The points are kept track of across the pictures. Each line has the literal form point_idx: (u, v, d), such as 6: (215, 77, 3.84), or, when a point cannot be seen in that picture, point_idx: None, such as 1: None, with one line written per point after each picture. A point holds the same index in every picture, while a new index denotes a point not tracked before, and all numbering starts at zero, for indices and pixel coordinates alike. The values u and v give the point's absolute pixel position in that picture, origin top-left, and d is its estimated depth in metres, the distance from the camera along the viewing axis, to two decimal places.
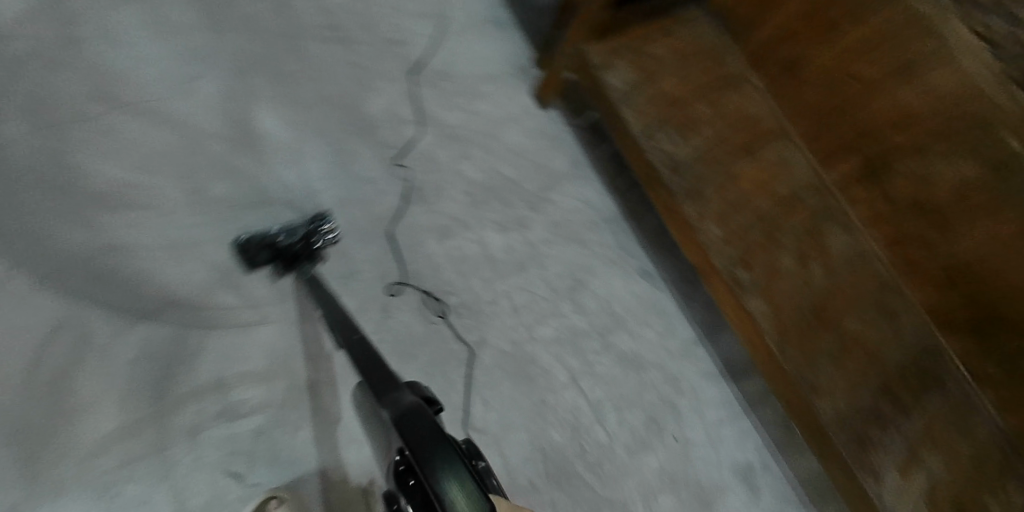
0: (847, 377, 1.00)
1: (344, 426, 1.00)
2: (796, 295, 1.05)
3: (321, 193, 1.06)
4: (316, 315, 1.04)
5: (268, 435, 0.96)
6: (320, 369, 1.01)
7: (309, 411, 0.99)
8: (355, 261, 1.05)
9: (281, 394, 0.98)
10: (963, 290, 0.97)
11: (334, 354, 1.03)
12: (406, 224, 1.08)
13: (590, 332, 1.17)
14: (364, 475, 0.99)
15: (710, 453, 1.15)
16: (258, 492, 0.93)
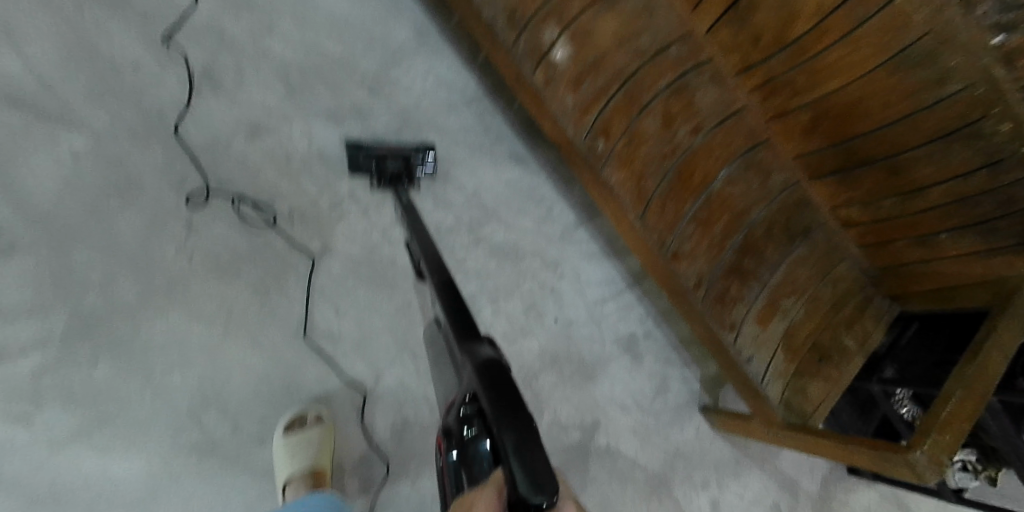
0: (710, 239, 0.99)
1: (160, 359, 0.88)
2: (658, 160, 0.98)
3: (65, 87, 0.86)
4: (114, 238, 0.87)
5: (54, 371, 0.83)
6: (119, 295, 0.87)
7: (107, 342, 0.86)
8: (136, 171, 0.89)
9: (62, 330, 0.84)
10: (830, 131, 0.97)
11: (124, 280, 0.87)
12: (195, 123, 0.92)
13: (457, 228, 1.06)
14: (191, 403, 0.88)
15: (592, 330, 1.14)
16: (55, 434, 0.82)
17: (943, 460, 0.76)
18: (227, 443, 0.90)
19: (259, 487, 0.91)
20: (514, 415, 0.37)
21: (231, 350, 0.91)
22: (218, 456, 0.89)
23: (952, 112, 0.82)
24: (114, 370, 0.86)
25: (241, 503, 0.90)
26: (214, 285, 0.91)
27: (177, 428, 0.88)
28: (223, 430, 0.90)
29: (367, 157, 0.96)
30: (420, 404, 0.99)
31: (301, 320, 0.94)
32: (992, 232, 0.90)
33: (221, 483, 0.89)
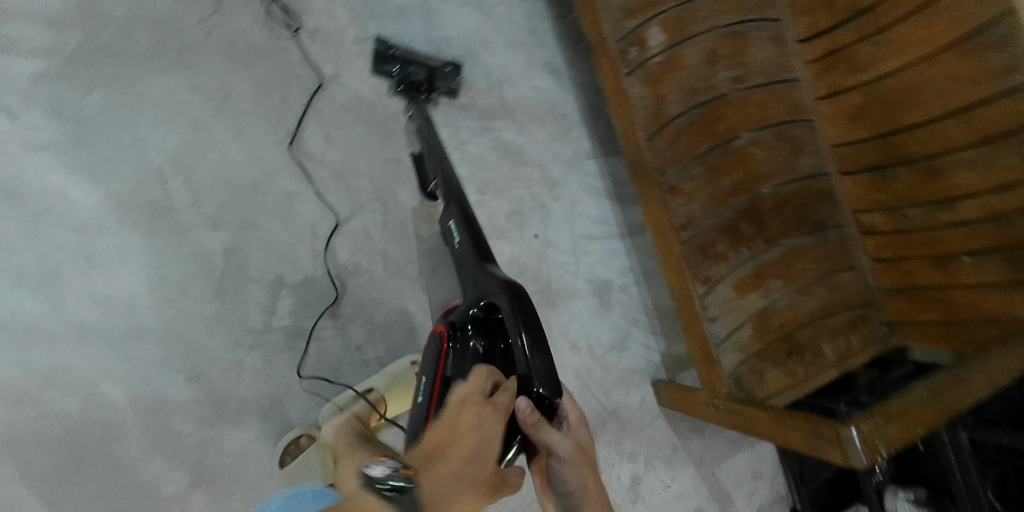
0: (715, 190, 0.94)
1: (149, 110, 0.83)
2: (688, 92, 0.94)
3: None
4: None
5: (50, 81, 0.80)
6: (129, 38, 0.83)
7: (107, 76, 0.82)
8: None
9: (69, 45, 0.81)
10: (876, 120, 0.92)
11: (139, 25, 0.83)
12: None
13: (469, 110, 1.04)
14: (162, 162, 0.83)
15: (568, 259, 1.10)
16: (30, 138, 0.79)
17: (878, 448, 0.66)
18: (182, 214, 0.83)
19: (191, 271, 0.83)
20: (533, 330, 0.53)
21: (214, 132, 0.85)
22: (168, 222, 0.82)
23: (1012, 112, 0.74)
24: (103, 103, 0.81)
25: (175, 276, 0.83)
26: (219, 65, 0.85)
27: (140, 181, 0.82)
28: (181, 201, 0.83)
29: (387, 58, 0.92)
30: (376, 256, 0.91)
31: (290, 132, 0.88)
32: (1019, 263, 0.80)
33: (163, 251, 0.82)
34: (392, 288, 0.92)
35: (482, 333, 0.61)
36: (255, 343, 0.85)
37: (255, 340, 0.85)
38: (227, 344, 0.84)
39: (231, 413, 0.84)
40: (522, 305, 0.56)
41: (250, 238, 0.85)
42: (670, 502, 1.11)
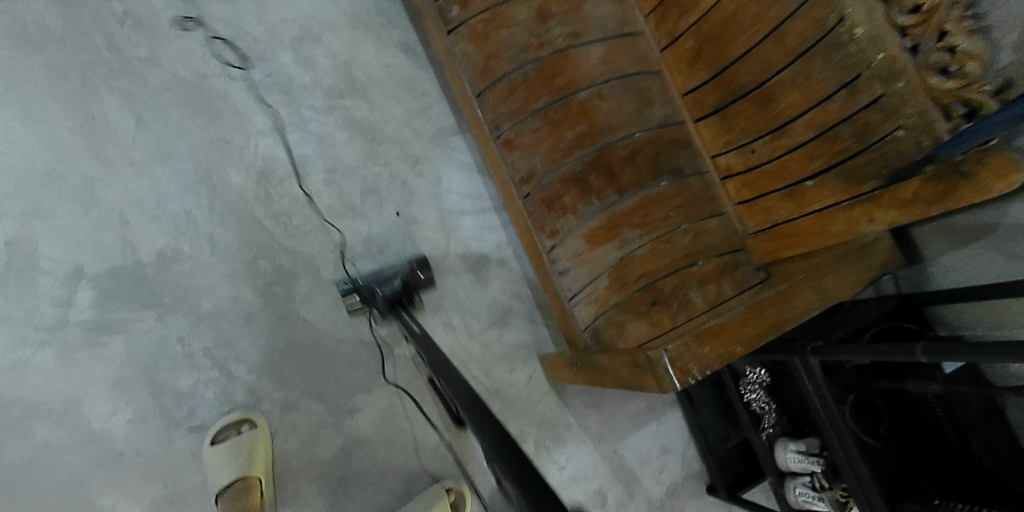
0: (558, 142, 0.91)
1: None
2: (520, 48, 0.92)
3: None
4: None
5: None
6: None
7: None
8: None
9: None
10: (710, 58, 0.89)
11: None
12: None
13: (314, 90, 1.01)
14: None
15: (437, 236, 1.05)
16: None
17: (689, 369, 0.68)
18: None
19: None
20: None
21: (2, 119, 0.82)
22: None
23: (810, 21, 0.72)
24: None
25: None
26: (12, 52, 0.83)
27: None
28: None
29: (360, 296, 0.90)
30: (200, 240, 0.87)
31: (92, 115, 0.86)
32: (852, 174, 0.75)
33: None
34: (223, 271, 0.87)
35: None
36: (47, 339, 0.79)
37: (47, 336, 0.79)
38: (10, 341, 0.77)
39: (19, 415, 0.76)
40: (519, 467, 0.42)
41: (39, 226, 0.81)
42: (567, 485, 1.05)
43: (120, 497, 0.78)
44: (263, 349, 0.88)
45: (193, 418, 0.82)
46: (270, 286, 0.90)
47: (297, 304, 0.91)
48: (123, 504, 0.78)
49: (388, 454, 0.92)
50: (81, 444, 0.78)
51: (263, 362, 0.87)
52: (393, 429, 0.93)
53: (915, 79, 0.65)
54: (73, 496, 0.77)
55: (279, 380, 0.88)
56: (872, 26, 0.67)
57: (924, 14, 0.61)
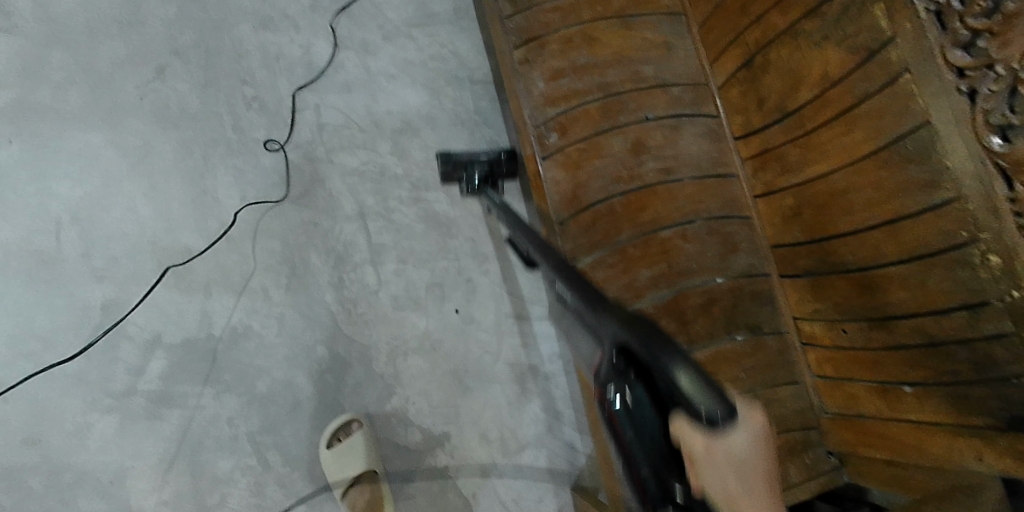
0: (632, 282, 0.89)
1: (63, 168, 0.84)
2: (610, 179, 0.92)
3: None
4: (101, 57, 0.90)
5: None
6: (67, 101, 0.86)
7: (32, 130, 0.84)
8: (145, 14, 0.94)
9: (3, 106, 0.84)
10: (810, 221, 0.84)
11: (74, 85, 0.87)
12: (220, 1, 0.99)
13: (403, 180, 1.05)
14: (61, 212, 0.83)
15: (491, 339, 1.02)
16: None
17: None
18: (68, 265, 0.81)
19: (63, 322, 0.80)
20: (667, 343, 0.43)
21: (125, 187, 0.86)
22: (50, 274, 0.81)
23: (935, 228, 0.65)
24: (19, 155, 0.83)
25: (42, 330, 0.79)
26: (148, 125, 0.89)
27: (32, 231, 0.81)
28: (72, 252, 0.82)
29: (452, 165, 1.03)
30: (270, 319, 0.89)
31: (205, 189, 0.90)
32: (961, 402, 0.66)
33: (37, 303, 0.80)
34: (283, 356, 0.88)
35: (631, 379, 0.47)
36: (112, 407, 0.80)
37: (112, 404, 0.80)
38: (80, 405, 0.79)
39: (66, 480, 0.77)
40: (662, 339, 0.43)
41: (135, 292, 0.83)
42: None
43: None
44: (305, 443, 0.86)
45: (223, 506, 0.82)
46: (323, 374, 0.90)
47: (344, 397, 0.91)
48: None
49: None
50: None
51: (299, 456, 0.86)
52: None
53: None
54: None
55: (311, 477, 0.86)
56: (1012, 260, 0.58)
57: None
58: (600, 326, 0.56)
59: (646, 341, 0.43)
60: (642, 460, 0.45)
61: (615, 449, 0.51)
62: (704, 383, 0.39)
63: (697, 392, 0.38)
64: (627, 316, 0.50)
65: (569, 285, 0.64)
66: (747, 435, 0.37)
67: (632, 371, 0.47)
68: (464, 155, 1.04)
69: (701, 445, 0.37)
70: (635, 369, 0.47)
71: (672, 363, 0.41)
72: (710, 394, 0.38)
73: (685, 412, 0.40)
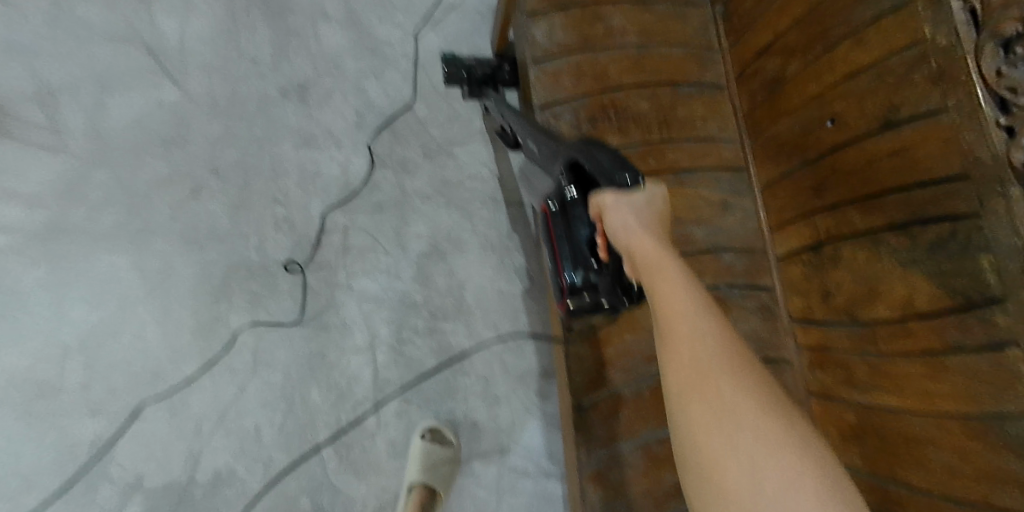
0: (655, 490, 0.76)
1: (80, 292, 0.83)
2: (643, 360, 0.80)
3: (193, 41, 1.00)
4: (140, 178, 0.91)
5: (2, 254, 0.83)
6: (99, 221, 0.87)
7: (61, 252, 0.84)
8: (190, 133, 0.95)
9: (37, 226, 0.84)
10: (873, 455, 0.71)
11: (110, 206, 0.88)
12: (266, 118, 1.00)
13: (421, 308, 1.00)
14: (71, 338, 0.81)
15: (488, 496, 0.95)
16: None
17: None
18: (65, 398, 0.79)
19: (48, 460, 0.76)
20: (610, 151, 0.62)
21: (137, 312, 0.85)
22: (46, 407, 0.78)
23: None
24: (42, 278, 0.83)
25: (25, 467, 0.76)
26: (174, 248, 0.89)
27: (40, 358, 0.80)
28: (72, 383, 0.79)
29: (453, 68, 1.08)
30: (257, 463, 0.84)
31: (218, 316, 0.88)
32: None
33: (26, 439, 0.76)
34: (264, 505, 0.83)
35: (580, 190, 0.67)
36: None
37: None
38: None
39: None
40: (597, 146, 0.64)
41: (126, 428, 0.80)
42: None
43: None
44: None
45: None
46: None
47: None
48: None
49: None
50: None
51: None
52: None
53: None
54: None
55: None
56: None
57: None
58: (555, 157, 0.73)
59: (592, 155, 0.62)
60: (581, 238, 0.68)
61: (552, 254, 0.73)
62: (622, 163, 0.60)
63: (618, 168, 0.59)
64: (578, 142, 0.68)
65: (535, 137, 0.80)
66: (644, 199, 0.57)
67: (576, 186, 0.67)
68: (464, 59, 1.09)
69: (611, 201, 0.57)
70: (576, 179, 0.67)
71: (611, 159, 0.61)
72: (625, 167, 0.59)
73: (607, 186, 0.59)
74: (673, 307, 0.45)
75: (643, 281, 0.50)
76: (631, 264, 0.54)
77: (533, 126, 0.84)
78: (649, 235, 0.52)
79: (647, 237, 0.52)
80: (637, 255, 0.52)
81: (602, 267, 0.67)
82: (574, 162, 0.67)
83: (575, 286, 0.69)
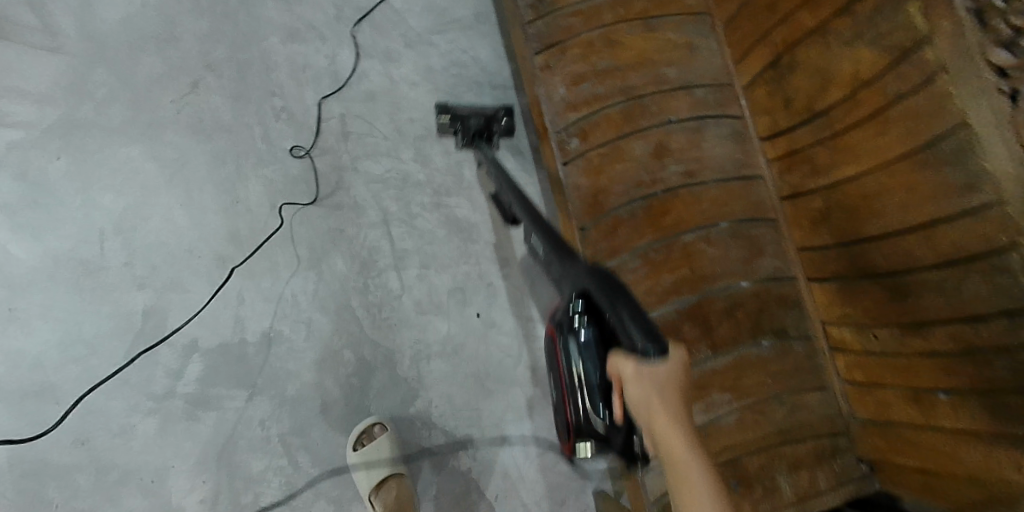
0: (655, 285, 0.88)
1: (105, 181, 0.89)
2: (631, 184, 0.91)
3: None
4: (139, 75, 0.94)
5: (21, 149, 0.87)
6: (108, 116, 0.91)
7: (79, 145, 0.89)
8: (178, 32, 0.98)
9: (50, 122, 0.89)
10: (839, 226, 0.82)
11: (116, 103, 0.92)
12: (250, 16, 1.03)
13: (425, 186, 1.05)
14: (104, 222, 0.87)
15: (512, 343, 1.03)
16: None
17: None
18: (112, 274, 0.86)
19: (109, 328, 0.84)
20: (624, 296, 0.52)
21: (162, 198, 0.90)
22: (96, 282, 0.85)
23: (971, 232, 0.63)
24: (65, 169, 0.88)
25: (89, 334, 0.84)
26: (183, 139, 0.93)
27: (81, 241, 0.86)
28: (115, 262, 0.86)
29: (451, 118, 1.01)
30: (299, 324, 0.92)
31: (237, 200, 0.94)
32: (997, 411, 0.64)
33: (83, 309, 0.84)
34: (312, 361, 0.91)
35: (590, 320, 0.57)
36: (153, 409, 0.83)
37: (154, 406, 0.83)
38: (124, 408, 0.82)
39: (110, 483, 0.80)
40: (611, 284, 0.54)
41: (173, 298, 0.87)
42: None
43: None
44: (331, 442, 0.89)
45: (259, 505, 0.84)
46: (349, 375, 0.93)
47: (370, 400, 0.93)
48: None
49: None
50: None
51: (327, 458, 0.88)
52: None
53: None
54: None
55: (338, 477, 0.88)
56: None
57: None
58: (564, 273, 0.63)
59: (606, 294, 0.53)
60: (590, 376, 0.56)
61: (559, 380, 0.63)
62: (639, 321, 0.49)
63: (635, 329, 0.49)
64: (590, 268, 0.58)
65: (538, 231, 0.71)
66: (670, 365, 0.48)
67: (585, 316, 0.57)
68: (464, 107, 1.01)
69: (630, 370, 0.49)
70: (588, 311, 0.57)
71: (624, 308, 0.51)
72: (641, 330, 0.48)
73: (625, 348, 0.50)
74: (693, 505, 0.47)
75: (662, 460, 0.49)
76: (644, 425, 0.51)
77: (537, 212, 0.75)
78: (668, 411, 0.48)
79: (663, 417, 0.48)
80: (656, 435, 0.49)
81: (612, 432, 0.56)
82: (586, 289, 0.57)
83: (587, 428, 0.58)
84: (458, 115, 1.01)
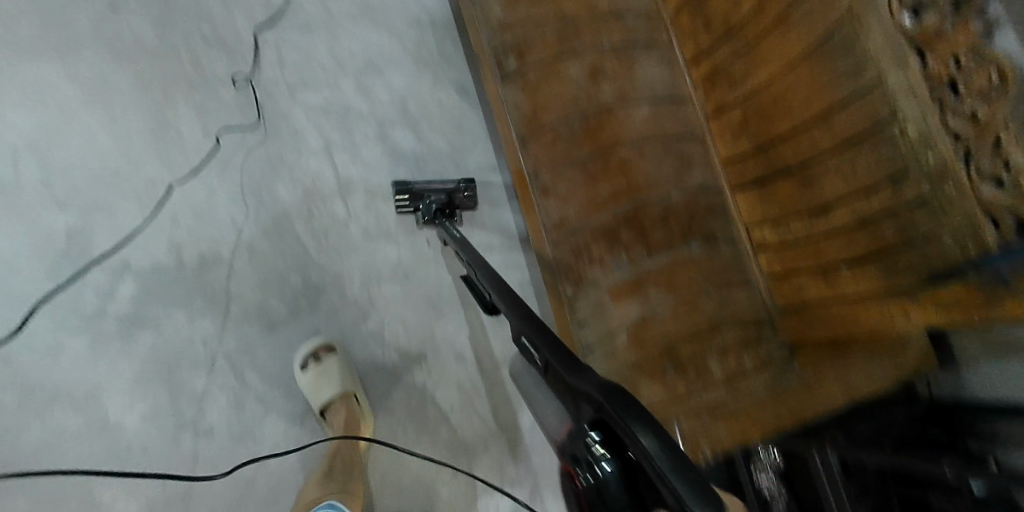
0: (594, 195, 0.94)
1: (16, 98, 0.84)
2: (569, 102, 0.96)
3: None
4: None
5: None
6: (16, 32, 0.86)
7: None
8: None
9: None
10: (755, 132, 0.90)
11: (25, 19, 0.87)
12: None
13: (368, 117, 1.05)
14: (15, 140, 0.83)
15: (462, 269, 1.04)
16: None
17: (700, 444, 0.71)
18: (28, 193, 0.82)
19: (25, 248, 0.80)
20: (641, 412, 0.36)
21: (83, 118, 0.87)
22: (10, 200, 0.81)
23: (859, 113, 0.72)
24: None
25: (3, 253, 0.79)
26: (105, 59, 0.90)
27: None
28: (31, 181, 0.83)
29: (410, 198, 1.02)
30: (240, 248, 0.91)
31: (166, 123, 0.91)
32: (890, 267, 0.74)
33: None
34: (256, 283, 0.90)
35: (607, 440, 0.41)
36: (82, 327, 0.80)
37: (82, 326, 0.80)
38: (49, 326, 0.79)
39: (35, 401, 0.76)
40: (617, 393, 0.39)
41: (99, 219, 0.84)
42: None
43: (121, 494, 0.77)
44: (281, 362, 0.89)
45: (203, 421, 0.82)
46: (296, 297, 0.93)
47: (319, 319, 0.93)
48: (122, 501, 0.76)
49: (384, 486, 0.91)
50: (93, 435, 0.77)
51: (277, 374, 0.88)
52: (392, 458, 0.93)
53: (968, 187, 0.61)
54: (74, 491, 0.75)
55: (287, 391, 0.88)
56: (924, 125, 0.64)
57: (982, 124, 0.56)
58: (563, 383, 0.50)
59: (616, 409, 0.37)
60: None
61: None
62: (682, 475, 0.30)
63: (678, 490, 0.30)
64: (597, 377, 0.43)
65: (529, 332, 0.60)
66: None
67: (598, 437, 0.41)
68: (421, 184, 1.03)
69: None
70: (605, 434, 0.41)
71: (637, 428, 0.35)
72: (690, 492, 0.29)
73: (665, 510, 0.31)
74: None
75: None
76: None
77: (532, 315, 0.62)
78: None
79: None
80: None
81: None
82: (596, 411, 0.41)
83: None
84: (416, 191, 1.02)
